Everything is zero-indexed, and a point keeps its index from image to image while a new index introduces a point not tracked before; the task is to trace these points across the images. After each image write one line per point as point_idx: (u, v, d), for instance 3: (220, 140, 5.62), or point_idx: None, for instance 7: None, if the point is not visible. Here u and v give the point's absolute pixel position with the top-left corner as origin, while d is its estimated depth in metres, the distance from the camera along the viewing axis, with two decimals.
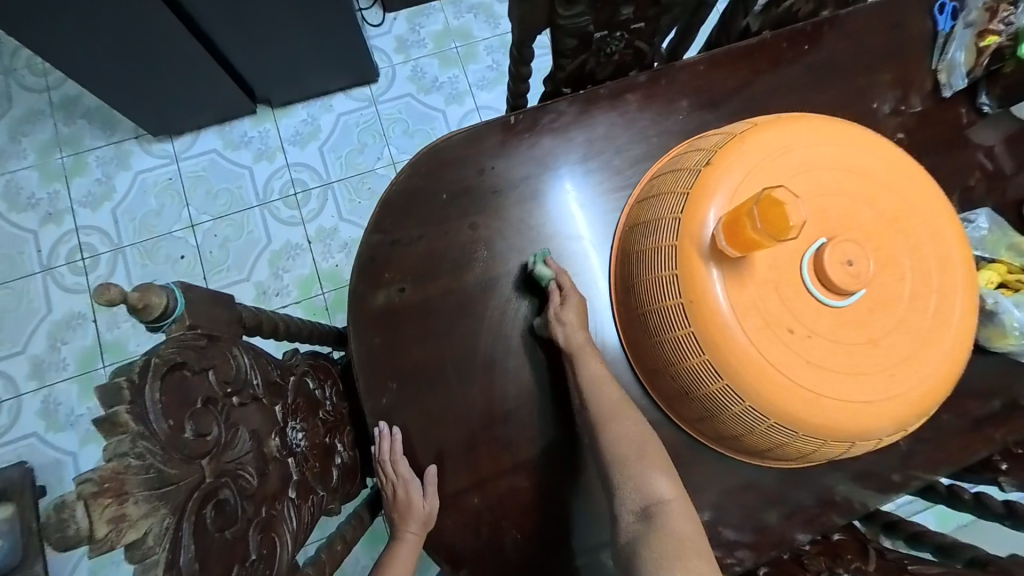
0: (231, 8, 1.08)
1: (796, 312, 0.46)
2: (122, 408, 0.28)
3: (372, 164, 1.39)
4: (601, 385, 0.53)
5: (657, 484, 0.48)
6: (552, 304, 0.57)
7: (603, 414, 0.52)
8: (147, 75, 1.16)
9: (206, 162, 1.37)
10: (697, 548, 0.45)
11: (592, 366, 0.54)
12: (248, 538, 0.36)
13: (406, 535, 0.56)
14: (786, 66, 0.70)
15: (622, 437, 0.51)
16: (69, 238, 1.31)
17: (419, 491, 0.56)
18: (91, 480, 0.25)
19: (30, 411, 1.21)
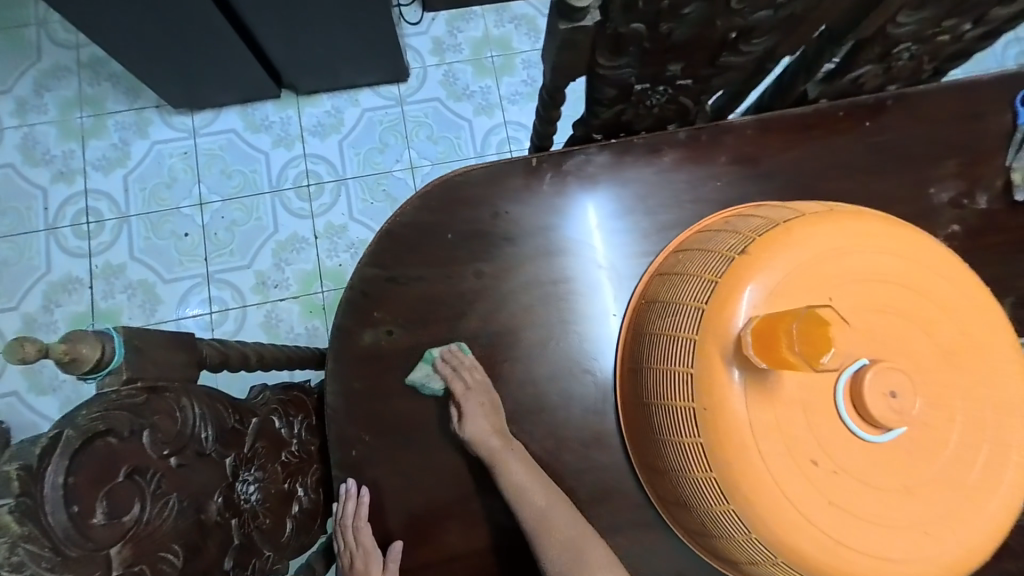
0: None
1: (823, 442, 0.41)
2: (8, 502, 0.25)
3: (390, 165, 1.35)
4: (524, 490, 0.50)
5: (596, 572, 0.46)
6: (453, 419, 0.53)
7: (535, 528, 0.48)
8: (173, 46, 1.13)
9: (224, 141, 1.35)
10: None
11: (510, 481, 0.50)
12: None
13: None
14: (844, 141, 0.63)
15: (556, 550, 0.47)
16: (77, 199, 1.29)
17: (379, 567, 0.51)
18: None
19: (15, 369, 1.19)
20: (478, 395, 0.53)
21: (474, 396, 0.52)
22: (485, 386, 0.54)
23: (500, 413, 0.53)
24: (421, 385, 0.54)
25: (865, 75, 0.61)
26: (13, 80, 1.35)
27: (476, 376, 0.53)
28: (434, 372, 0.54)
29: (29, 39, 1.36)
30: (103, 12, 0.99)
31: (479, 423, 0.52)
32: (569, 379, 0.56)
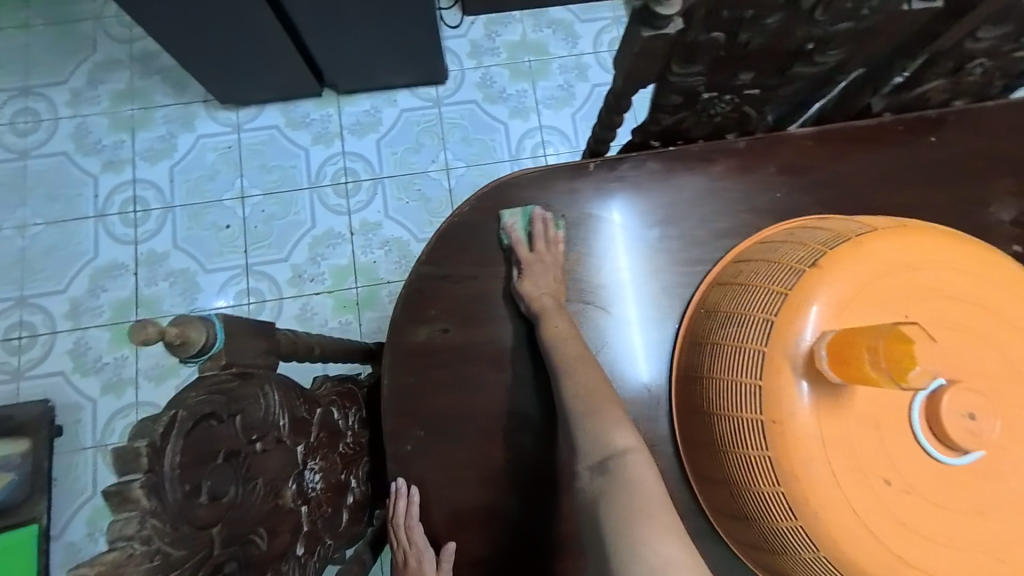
0: None
1: (896, 463, 0.40)
2: (137, 478, 0.26)
3: (425, 165, 1.37)
4: (563, 338, 0.52)
5: (613, 433, 0.43)
6: (513, 276, 0.56)
7: (565, 369, 0.49)
8: (224, 44, 1.16)
9: (266, 137, 1.38)
10: (658, 500, 0.38)
11: (555, 325, 0.52)
12: None
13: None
14: (903, 157, 0.62)
15: (576, 386, 0.47)
16: (125, 188, 1.34)
17: (433, 566, 0.52)
18: None
19: (61, 350, 1.24)
20: (546, 258, 0.56)
21: (538, 258, 0.56)
22: (560, 260, 0.57)
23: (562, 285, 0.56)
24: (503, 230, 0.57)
25: (933, 89, 0.60)
26: (68, 72, 1.40)
27: (554, 246, 0.57)
28: (518, 232, 0.57)
29: (85, 33, 1.42)
30: (165, 10, 1.03)
31: (542, 277, 0.55)
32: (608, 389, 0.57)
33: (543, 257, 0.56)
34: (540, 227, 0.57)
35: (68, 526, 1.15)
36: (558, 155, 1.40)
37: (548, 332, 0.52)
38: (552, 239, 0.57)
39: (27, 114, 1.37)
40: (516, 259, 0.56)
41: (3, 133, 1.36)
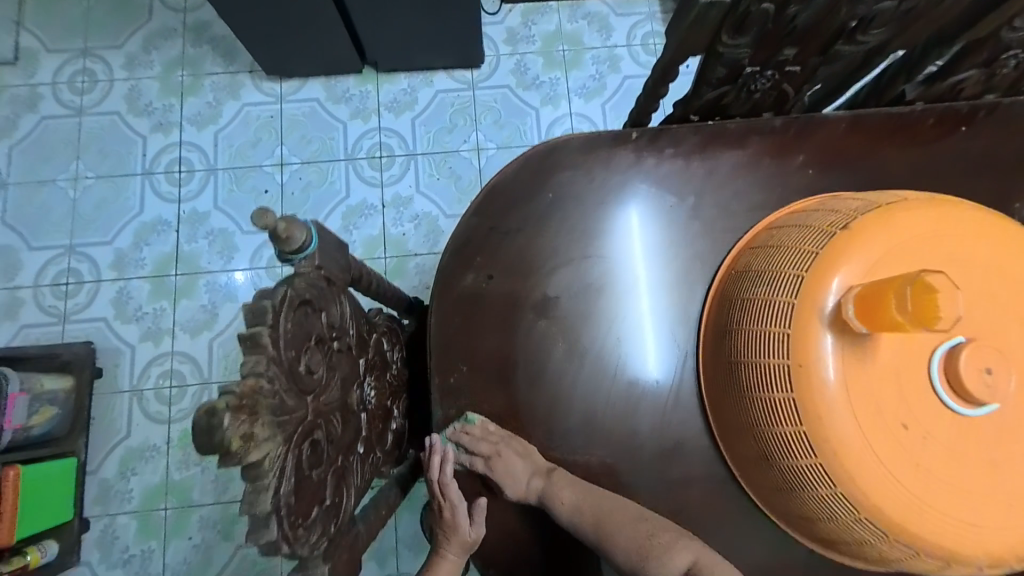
0: None
1: (913, 409, 0.43)
2: (263, 330, 0.30)
3: (457, 145, 1.42)
4: (574, 501, 0.52)
5: (674, 557, 0.46)
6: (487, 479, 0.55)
7: (598, 518, 0.51)
8: (275, 16, 1.21)
9: (307, 109, 1.44)
10: None
11: (561, 496, 0.53)
12: (328, 481, 0.37)
13: (447, 560, 0.53)
14: (934, 146, 0.65)
15: (622, 531, 0.49)
16: (171, 149, 1.41)
17: (466, 519, 0.53)
18: (234, 393, 0.27)
19: (105, 298, 1.31)
20: (495, 449, 0.55)
21: (492, 456, 0.55)
22: (503, 433, 0.56)
23: (534, 453, 0.56)
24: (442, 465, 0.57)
25: (967, 80, 0.63)
26: (125, 36, 1.48)
27: (489, 432, 0.56)
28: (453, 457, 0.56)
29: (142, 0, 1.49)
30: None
31: (512, 470, 0.54)
32: (637, 348, 0.59)
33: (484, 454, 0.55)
34: (461, 441, 0.56)
35: (103, 462, 1.21)
36: None
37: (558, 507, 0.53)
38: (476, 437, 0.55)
39: (81, 75, 1.46)
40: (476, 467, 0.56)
41: (63, 91, 1.45)
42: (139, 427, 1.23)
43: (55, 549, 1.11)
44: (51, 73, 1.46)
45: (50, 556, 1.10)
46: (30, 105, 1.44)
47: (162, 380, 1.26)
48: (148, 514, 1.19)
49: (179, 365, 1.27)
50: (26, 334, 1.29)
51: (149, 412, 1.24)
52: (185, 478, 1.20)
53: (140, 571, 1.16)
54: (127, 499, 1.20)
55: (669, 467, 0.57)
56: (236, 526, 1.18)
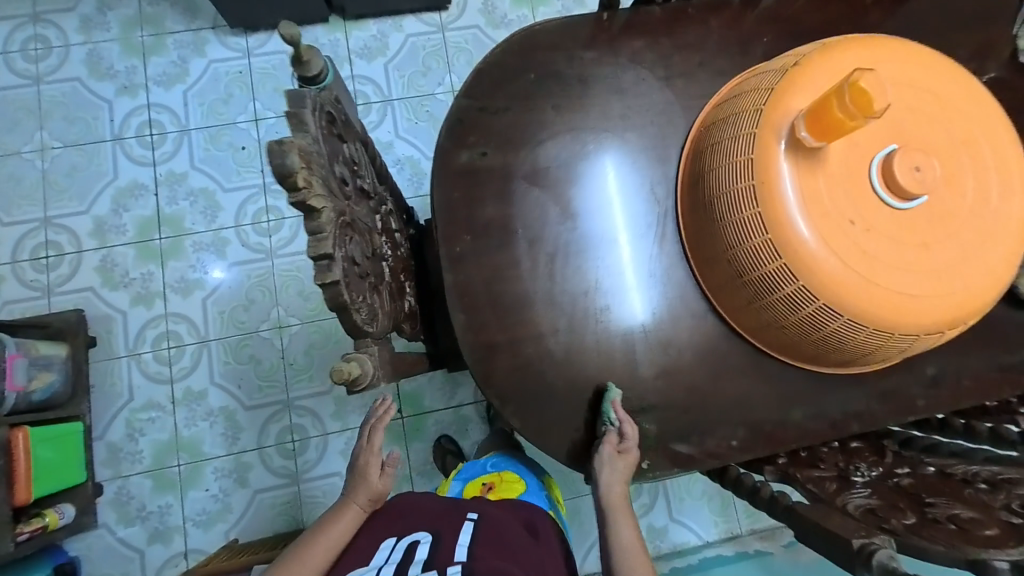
0: None
1: (860, 206, 0.50)
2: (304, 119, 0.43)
3: (433, 88, 1.43)
4: (614, 523, 0.63)
5: (626, 540, 0.63)
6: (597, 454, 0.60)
7: (612, 536, 0.63)
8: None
9: (276, 61, 1.42)
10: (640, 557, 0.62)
11: (621, 527, 0.62)
12: (366, 275, 0.49)
13: (353, 506, 0.70)
14: (875, 12, 0.71)
15: (624, 543, 0.63)
16: (141, 112, 1.40)
17: (376, 473, 0.70)
18: (292, 148, 0.40)
19: (90, 266, 1.30)
20: (625, 449, 0.59)
21: (625, 446, 0.59)
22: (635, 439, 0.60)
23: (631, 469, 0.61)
24: (605, 400, 0.61)
25: None
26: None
27: (629, 430, 0.59)
28: (613, 409, 0.60)
29: None
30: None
31: (610, 473, 0.60)
32: (624, 209, 0.64)
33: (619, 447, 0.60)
34: (619, 412, 0.60)
35: (108, 426, 1.19)
36: None
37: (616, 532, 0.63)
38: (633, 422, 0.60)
39: (35, 41, 1.43)
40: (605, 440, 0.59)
41: (16, 60, 1.42)
42: (142, 388, 1.21)
43: (72, 510, 1.09)
44: (0, 41, 1.43)
45: (69, 517, 1.08)
46: None
47: (160, 343, 1.25)
48: (161, 471, 1.18)
49: (175, 325, 1.26)
50: (11, 309, 1.26)
51: (150, 374, 1.22)
52: (194, 433, 1.19)
53: (158, 525, 1.15)
54: (137, 460, 1.18)
55: (663, 304, 0.63)
56: (251, 473, 1.18)
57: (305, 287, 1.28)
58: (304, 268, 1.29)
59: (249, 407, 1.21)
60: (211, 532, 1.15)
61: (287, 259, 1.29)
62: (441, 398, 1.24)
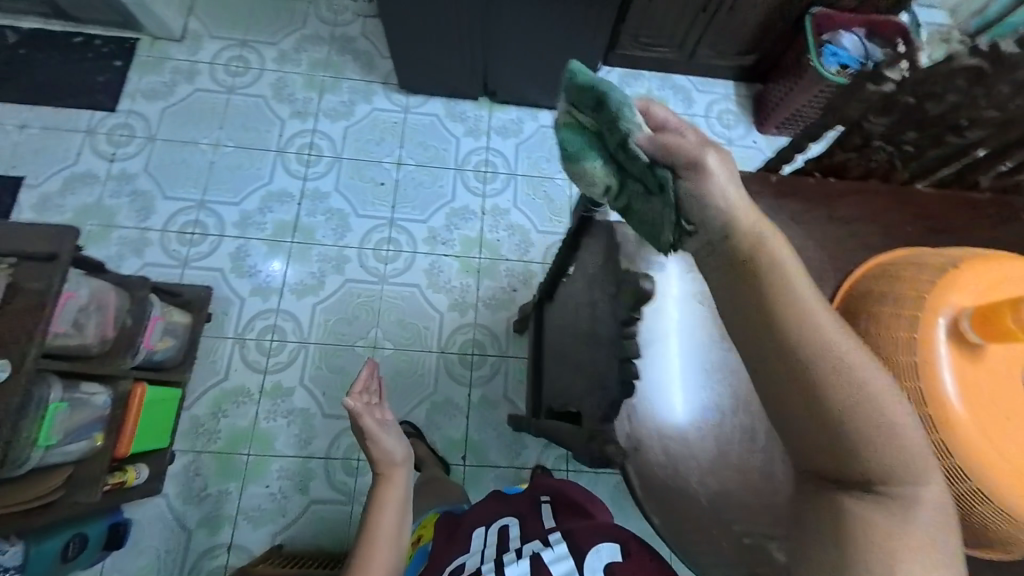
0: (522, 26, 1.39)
1: (1019, 406, 0.54)
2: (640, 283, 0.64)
3: (553, 173, 1.59)
4: (845, 358, 0.38)
5: (883, 398, 0.39)
6: (647, 146, 0.44)
7: (850, 401, 0.38)
8: (424, 32, 1.42)
9: (427, 121, 1.65)
10: (905, 435, 0.39)
11: (849, 353, 0.39)
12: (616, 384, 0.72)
13: (390, 476, 0.80)
14: (1006, 227, 0.81)
15: (875, 403, 0.38)
16: (305, 134, 1.63)
17: (386, 436, 0.81)
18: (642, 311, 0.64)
19: (225, 251, 1.46)
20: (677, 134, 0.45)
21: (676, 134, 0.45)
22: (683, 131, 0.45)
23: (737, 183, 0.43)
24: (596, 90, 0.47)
25: None
26: (281, 38, 1.76)
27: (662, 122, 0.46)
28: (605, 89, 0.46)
29: (301, 13, 1.78)
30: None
31: (714, 188, 0.42)
32: None
33: (679, 154, 0.43)
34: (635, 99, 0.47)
35: (199, 398, 1.29)
36: None
37: (848, 369, 0.38)
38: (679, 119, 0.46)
39: (237, 61, 1.72)
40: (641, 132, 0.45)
41: (219, 72, 1.70)
42: (238, 371, 1.32)
43: (146, 473, 1.15)
44: (212, 55, 1.73)
45: (141, 479, 1.13)
46: (190, 77, 1.69)
47: (265, 334, 1.37)
48: (229, 457, 1.24)
49: (282, 322, 1.38)
50: (150, 270, 1.43)
51: (249, 361, 1.34)
52: (271, 427, 1.27)
53: (213, 510, 1.20)
54: (214, 439, 1.26)
55: None
56: (313, 481, 1.23)
57: (404, 317, 1.39)
58: (407, 299, 1.42)
59: (326, 415, 1.29)
60: (260, 531, 1.19)
61: (396, 289, 1.43)
62: (504, 456, 1.28)
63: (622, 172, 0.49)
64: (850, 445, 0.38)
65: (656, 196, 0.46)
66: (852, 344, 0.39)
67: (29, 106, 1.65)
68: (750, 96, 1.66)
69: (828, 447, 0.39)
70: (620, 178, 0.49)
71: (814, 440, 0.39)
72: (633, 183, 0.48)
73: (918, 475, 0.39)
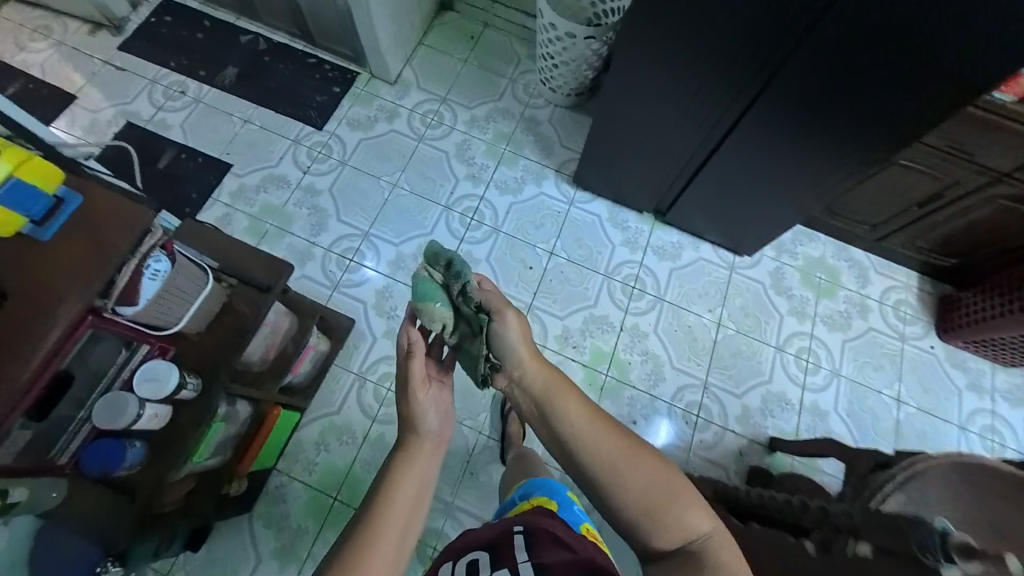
0: (721, 181, 1.34)
1: None
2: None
3: (701, 310, 1.51)
4: (650, 486, 0.64)
5: (686, 514, 0.64)
6: (472, 290, 0.73)
7: (659, 513, 0.64)
8: (626, 146, 1.41)
9: (589, 219, 1.66)
10: (694, 531, 0.64)
11: (649, 476, 0.65)
12: None
13: (424, 439, 0.72)
14: None
15: (674, 513, 0.64)
16: (472, 199, 1.71)
17: (423, 388, 0.74)
18: None
19: (373, 287, 1.59)
20: (491, 293, 0.74)
21: (485, 292, 0.74)
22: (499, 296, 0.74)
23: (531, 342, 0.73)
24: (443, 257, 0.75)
25: None
26: (476, 104, 1.87)
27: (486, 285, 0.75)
28: (445, 259, 0.75)
29: (501, 86, 1.90)
30: (629, 116, 1.30)
31: (512, 339, 0.72)
32: None
33: (491, 308, 0.72)
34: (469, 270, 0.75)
35: (311, 421, 1.38)
36: (820, 372, 1.43)
37: (654, 488, 0.64)
38: (485, 284, 0.75)
39: (432, 114, 1.85)
40: (469, 283, 0.74)
41: (415, 120, 1.84)
42: (349, 410, 1.41)
43: (246, 485, 1.23)
44: (413, 103, 1.87)
45: (238, 492, 1.18)
46: (390, 118, 1.85)
47: (384, 381, 1.45)
48: (318, 495, 1.32)
49: None
50: (308, 284, 1.59)
51: (363, 403, 1.42)
52: (364, 478, 1.34)
53: (289, 543, 1.27)
54: (309, 470, 1.34)
55: None
56: None
57: None
58: None
59: None
60: None
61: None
62: None
63: (456, 316, 0.77)
64: (644, 535, 0.65)
65: (478, 337, 0.74)
66: (649, 468, 0.65)
67: (255, 105, 1.89)
68: (934, 295, 1.51)
69: (637, 534, 0.65)
70: (454, 320, 0.76)
71: (640, 534, 0.65)
72: (466, 327, 0.77)
73: (690, 542, 0.64)
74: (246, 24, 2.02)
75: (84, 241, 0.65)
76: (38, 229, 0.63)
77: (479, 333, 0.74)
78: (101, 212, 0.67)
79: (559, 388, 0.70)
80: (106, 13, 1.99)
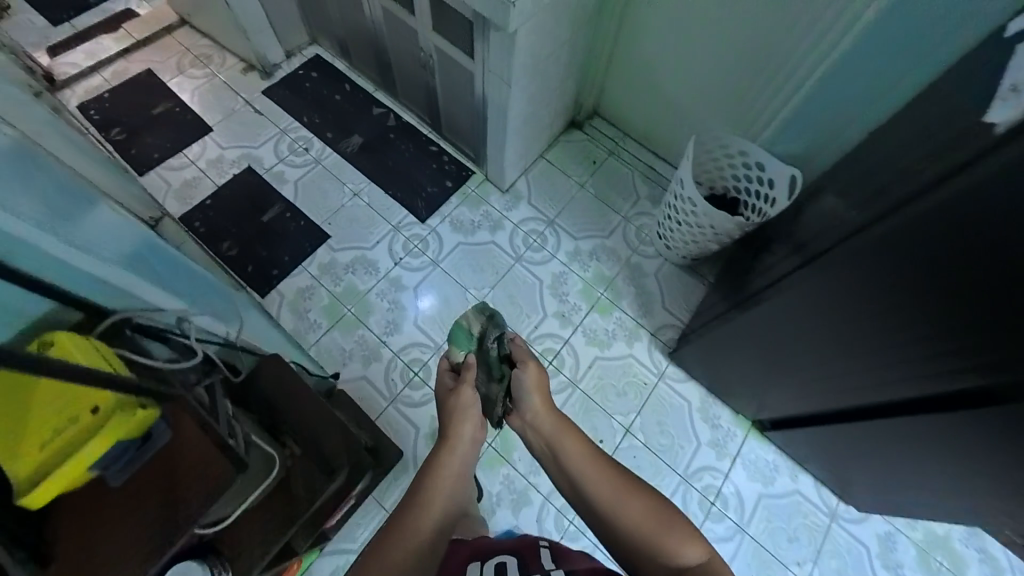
0: (852, 444, 1.16)
1: None
2: None
3: (789, 559, 1.32)
4: (644, 514, 0.73)
5: (681, 543, 0.69)
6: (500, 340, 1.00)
7: (651, 531, 0.71)
8: (750, 359, 1.25)
9: (676, 403, 1.50)
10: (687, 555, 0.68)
11: (641, 501, 0.74)
12: None
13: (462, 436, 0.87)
14: None
15: (662, 533, 0.70)
16: (556, 341, 1.60)
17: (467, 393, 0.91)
18: None
19: (430, 414, 1.49)
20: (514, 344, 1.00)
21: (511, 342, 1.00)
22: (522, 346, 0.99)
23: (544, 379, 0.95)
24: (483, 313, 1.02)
25: None
26: (582, 235, 1.78)
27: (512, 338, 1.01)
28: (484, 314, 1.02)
29: (613, 222, 1.80)
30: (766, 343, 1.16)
31: (529, 377, 0.93)
32: None
33: (514, 352, 0.98)
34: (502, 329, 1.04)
35: (332, 554, 1.30)
36: None
37: (645, 511, 0.73)
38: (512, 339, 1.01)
39: (536, 235, 1.78)
40: (501, 335, 1.01)
41: (518, 237, 1.78)
42: None
43: None
44: (520, 217, 1.82)
45: None
46: (493, 228, 1.80)
47: None
48: None
49: None
50: (368, 390, 1.53)
51: None
52: None
53: None
54: None
55: None
56: None
57: None
58: None
59: None
60: None
61: None
62: None
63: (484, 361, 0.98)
64: (639, 557, 0.70)
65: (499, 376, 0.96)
66: (641, 496, 0.75)
67: (368, 179, 1.90)
68: None
69: (635, 558, 0.70)
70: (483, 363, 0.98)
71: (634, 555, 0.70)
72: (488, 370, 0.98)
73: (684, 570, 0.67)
74: (382, 97, 2.07)
75: (155, 496, 0.70)
76: (116, 471, 0.69)
77: (504, 379, 0.95)
78: (189, 455, 0.73)
79: (566, 428, 0.86)
80: (261, 60, 2.09)
